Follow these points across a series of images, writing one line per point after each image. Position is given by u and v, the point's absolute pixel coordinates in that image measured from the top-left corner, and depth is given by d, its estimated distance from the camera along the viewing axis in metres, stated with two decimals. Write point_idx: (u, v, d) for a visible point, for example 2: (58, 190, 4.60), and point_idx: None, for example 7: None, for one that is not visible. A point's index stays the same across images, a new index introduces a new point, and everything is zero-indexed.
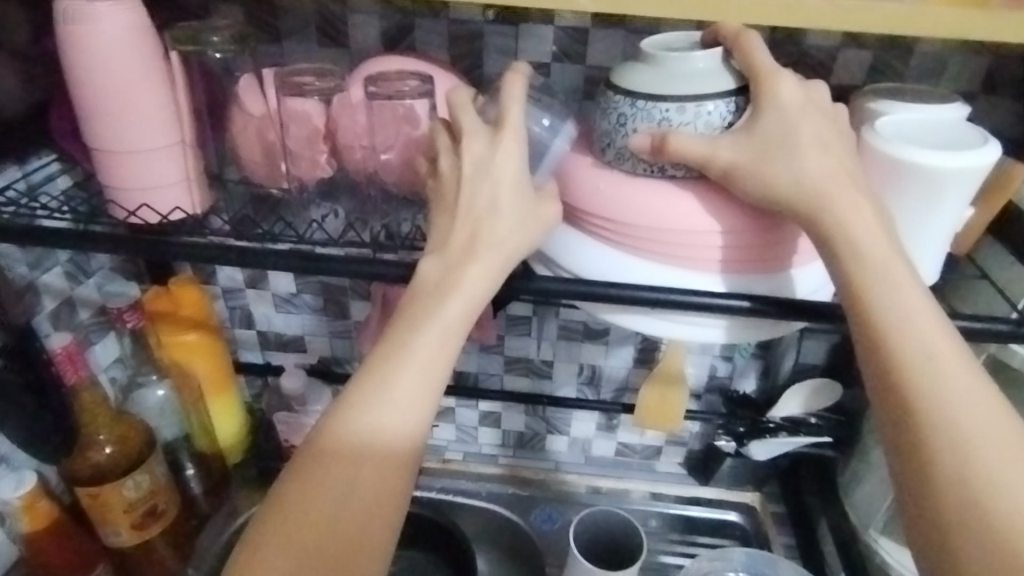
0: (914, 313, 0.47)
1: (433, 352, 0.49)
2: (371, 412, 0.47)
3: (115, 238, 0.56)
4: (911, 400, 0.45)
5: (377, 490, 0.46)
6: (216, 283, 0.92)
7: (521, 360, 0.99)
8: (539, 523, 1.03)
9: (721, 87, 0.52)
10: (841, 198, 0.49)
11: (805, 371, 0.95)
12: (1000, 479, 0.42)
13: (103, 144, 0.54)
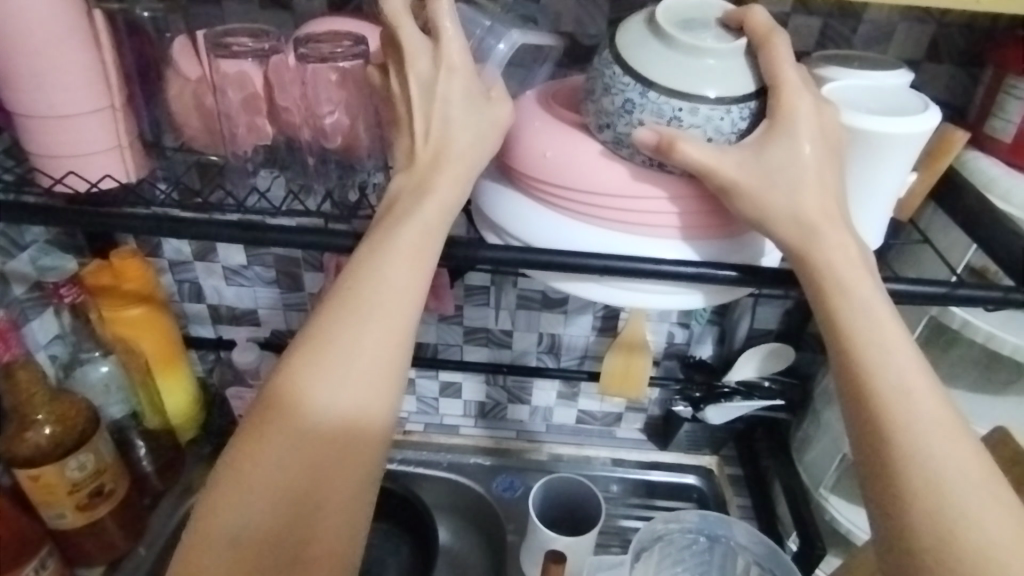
0: (882, 335, 0.48)
1: (403, 266, 0.48)
2: (339, 380, 0.46)
3: (44, 208, 0.53)
4: (867, 395, 0.46)
5: (348, 418, 0.46)
6: (161, 257, 0.89)
7: (480, 330, 0.98)
8: (500, 491, 1.03)
9: (738, 91, 0.49)
10: (830, 235, 0.49)
11: (760, 336, 0.95)
12: (946, 466, 0.44)
13: (24, 106, 0.51)
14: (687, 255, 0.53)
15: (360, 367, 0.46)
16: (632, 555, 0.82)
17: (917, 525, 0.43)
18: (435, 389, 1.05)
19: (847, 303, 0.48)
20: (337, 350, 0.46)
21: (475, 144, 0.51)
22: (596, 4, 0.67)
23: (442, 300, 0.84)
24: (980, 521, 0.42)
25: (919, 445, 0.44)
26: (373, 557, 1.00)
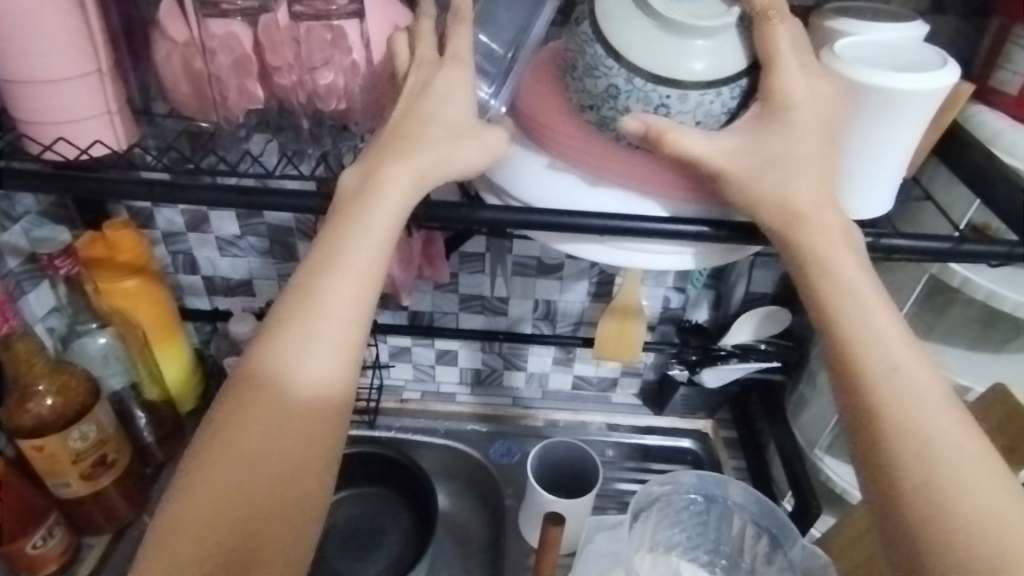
0: (863, 303, 0.48)
1: (363, 256, 0.48)
2: (308, 364, 0.47)
3: (29, 173, 0.52)
4: (864, 373, 0.47)
5: (303, 410, 0.46)
6: (154, 228, 0.89)
7: (475, 298, 0.98)
8: (497, 457, 1.03)
9: (728, 72, 0.50)
10: (818, 221, 0.49)
11: (756, 300, 0.96)
12: (934, 443, 0.44)
13: (9, 70, 0.50)
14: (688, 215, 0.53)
15: (335, 350, 0.47)
16: (630, 515, 0.82)
17: (913, 509, 0.43)
18: (432, 356, 1.05)
19: (828, 280, 0.49)
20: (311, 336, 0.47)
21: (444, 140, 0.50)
22: None
23: (437, 267, 0.83)
24: (986, 504, 0.42)
25: (914, 421, 0.45)
26: (372, 523, 1.01)
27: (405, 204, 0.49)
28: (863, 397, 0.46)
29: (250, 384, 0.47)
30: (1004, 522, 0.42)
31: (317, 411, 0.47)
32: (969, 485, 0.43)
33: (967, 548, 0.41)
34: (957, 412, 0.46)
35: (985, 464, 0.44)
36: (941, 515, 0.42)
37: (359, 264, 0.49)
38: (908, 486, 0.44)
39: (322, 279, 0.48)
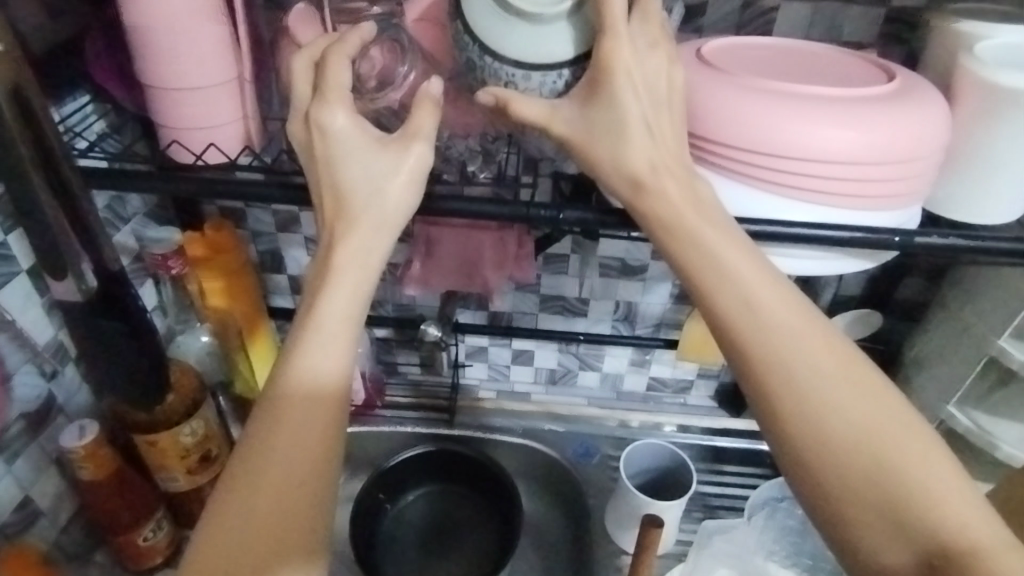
0: (717, 249, 0.47)
1: (350, 245, 0.51)
2: (312, 365, 0.48)
3: (175, 179, 0.55)
4: (747, 345, 0.46)
5: (300, 412, 0.47)
6: (246, 228, 0.89)
7: (556, 299, 0.98)
8: (577, 456, 1.03)
9: (560, 57, 0.50)
10: (656, 186, 0.49)
11: (841, 302, 0.92)
12: (827, 392, 0.45)
13: (161, 80, 0.53)
14: (820, 218, 0.51)
15: (330, 342, 0.49)
16: (744, 514, 0.86)
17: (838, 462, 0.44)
18: (508, 356, 1.05)
19: (685, 241, 0.48)
20: (307, 342, 0.49)
21: (373, 187, 0.51)
22: None
23: (524, 269, 0.81)
24: (869, 425, 0.44)
25: (790, 369, 0.45)
26: (447, 522, 1.00)
27: (385, 181, 0.51)
28: (744, 360, 0.46)
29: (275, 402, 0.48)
30: (888, 438, 0.44)
31: (314, 400, 0.48)
32: (848, 412, 0.45)
33: (856, 465, 0.44)
34: (821, 335, 0.47)
35: (857, 379, 0.46)
36: (855, 453, 0.44)
37: (345, 296, 0.50)
38: (797, 425, 0.45)
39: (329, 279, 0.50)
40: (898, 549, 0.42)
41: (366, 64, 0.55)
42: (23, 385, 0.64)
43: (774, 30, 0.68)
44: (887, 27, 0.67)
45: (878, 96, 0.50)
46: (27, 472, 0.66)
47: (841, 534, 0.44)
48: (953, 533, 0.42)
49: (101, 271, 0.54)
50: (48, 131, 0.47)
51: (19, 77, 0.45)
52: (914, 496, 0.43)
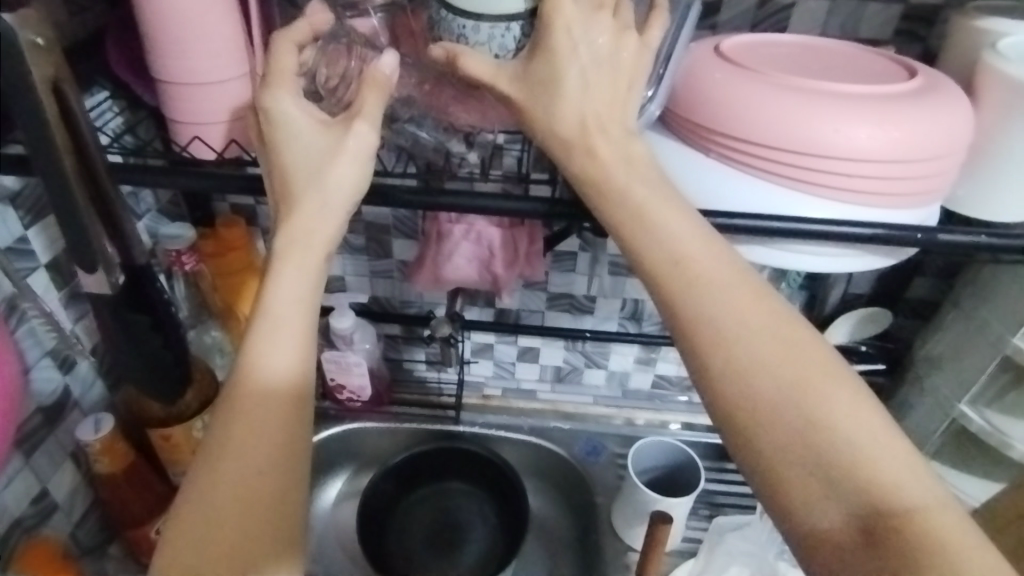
0: (656, 212, 0.46)
1: (312, 227, 0.49)
2: (266, 354, 0.46)
3: (193, 171, 0.54)
4: (678, 304, 0.44)
5: (255, 404, 0.44)
6: (259, 225, 0.87)
7: (564, 296, 0.98)
8: (584, 455, 1.03)
9: (506, 11, 0.49)
10: (593, 149, 0.49)
11: (851, 302, 0.90)
12: (758, 353, 0.42)
13: (174, 75, 0.53)
14: (842, 215, 0.51)
15: (285, 335, 0.46)
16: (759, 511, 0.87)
17: (769, 430, 0.40)
18: (514, 353, 1.04)
19: (621, 202, 0.47)
20: (255, 337, 0.46)
21: (314, 170, 0.49)
22: None
23: (534, 267, 0.81)
24: (798, 377, 0.41)
25: (719, 324, 0.43)
26: (454, 519, 1.00)
27: (329, 154, 0.49)
28: (676, 316, 0.44)
29: (233, 393, 0.45)
30: (821, 394, 0.41)
31: (270, 391, 0.45)
32: (776, 362, 0.42)
33: (788, 433, 0.40)
34: (755, 292, 0.44)
35: (789, 335, 0.43)
36: (785, 418, 0.40)
37: (293, 284, 0.48)
38: (728, 389, 0.42)
39: (282, 265, 0.48)
40: (833, 512, 0.39)
41: (330, 68, 0.55)
42: (40, 379, 0.64)
43: (789, 28, 0.69)
44: (902, 26, 0.68)
45: (899, 94, 0.51)
46: (45, 465, 0.66)
47: (778, 497, 0.40)
48: (885, 494, 0.38)
49: (128, 264, 0.55)
50: (80, 120, 0.47)
51: (55, 75, 0.45)
52: (850, 453, 0.39)
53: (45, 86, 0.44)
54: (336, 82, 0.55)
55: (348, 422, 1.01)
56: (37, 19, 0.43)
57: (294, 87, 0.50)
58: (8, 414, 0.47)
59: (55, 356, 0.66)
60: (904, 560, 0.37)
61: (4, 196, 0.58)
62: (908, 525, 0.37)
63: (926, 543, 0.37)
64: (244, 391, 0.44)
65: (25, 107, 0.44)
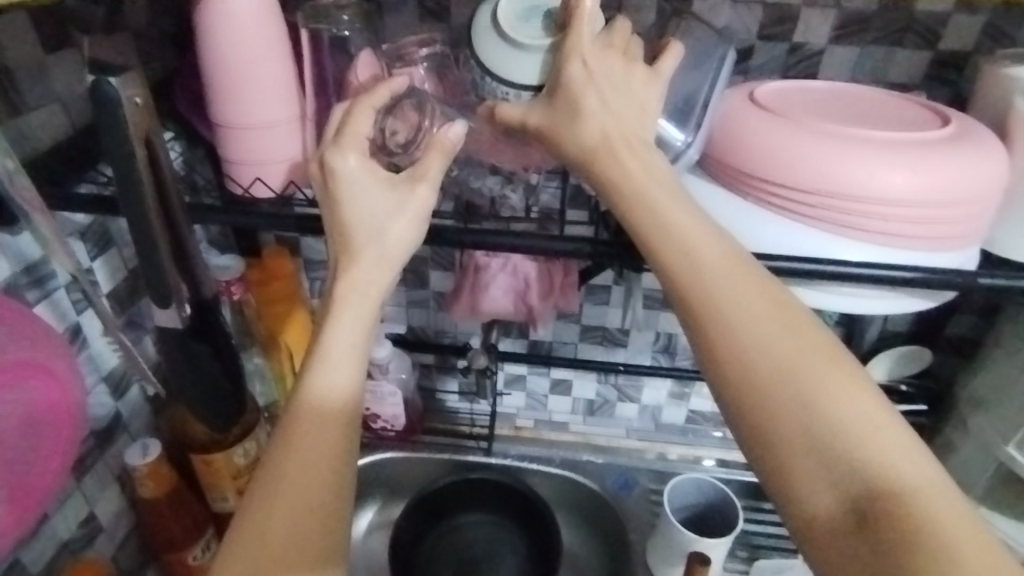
0: (668, 210, 0.47)
1: (372, 268, 0.50)
2: (322, 380, 0.47)
3: (247, 211, 0.57)
4: (685, 291, 0.45)
5: (313, 428, 0.46)
6: (303, 256, 0.90)
7: (597, 328, 0.98)
8: (616, 489, 1.03)
9: (519, 79, 0.53)
10: (622, 158, 0.49)
11: (888, 338, 0.89)
12: (757, 337, 0.43)
13: (230, 120, 0.56)
14: (880, 258, 0.51)
15: (340, 362, 0.48)
16: None
17: (765, 407, 0.42)
18: (546, 385, 1.05)
19: (637, 206, 0.48)
20: (314, 365, 0.48)
21: (375, 227, 0.51)
22: (748, 6, 0.66)
23: (568, 299, 0.82)
24: (795, 361, 0.42)
25: (722, 311, 0.44)
26: (490, 553, 0.98)
27: (388, 203, 0.51)
28: (684, 302, 0.45)
29: (291, 418, 0.46)
30: (819, 383, 0.42)
31: (326, 415, 0.47)
32: (774, 347, 0.43)
33: (783, 413, 0.41)
34: (758, 282, 0.45)
35: (789, 326, 0.44)
36: (779, 398, 0.42)
37: (351, 318, 0.49)
38: (729, 370, 0.43)
39: (343, 298, 0.49)
40: (830, 497, 0.40)
41: (398, 122, 0.56)
42: (96, 404, 0.67)
43: (819, 73, 0.69)
44: (933, 70, 0.68)
45: (934, 140, 0.51)
46: (93, 488, 0.68)
47: (776, 475, 0.42)
48: (872, 472, 0.40)
49: (196, 299, 0.59)
50: (166, 170, 0.51)
51: (149, 130, 0.48)
52: (847, 441, 0.40)
53: (140, 138, 0.47)
54: (404, 135, 0.56)
55: (381, 451, 1.02)
56: (134, 80, 0.46)
57: (361, 147, 0.52)
58: (67, 442, 0.49)
59: (110, 380, 0.68)
60: (899, 547, 0.38)
61: (74, 232, 0.61)
62: (893, 506, 0.39)
63: (910, 522, 0.38)
64: (302, 415, 0.46)
65: (115, 155, 0.47)
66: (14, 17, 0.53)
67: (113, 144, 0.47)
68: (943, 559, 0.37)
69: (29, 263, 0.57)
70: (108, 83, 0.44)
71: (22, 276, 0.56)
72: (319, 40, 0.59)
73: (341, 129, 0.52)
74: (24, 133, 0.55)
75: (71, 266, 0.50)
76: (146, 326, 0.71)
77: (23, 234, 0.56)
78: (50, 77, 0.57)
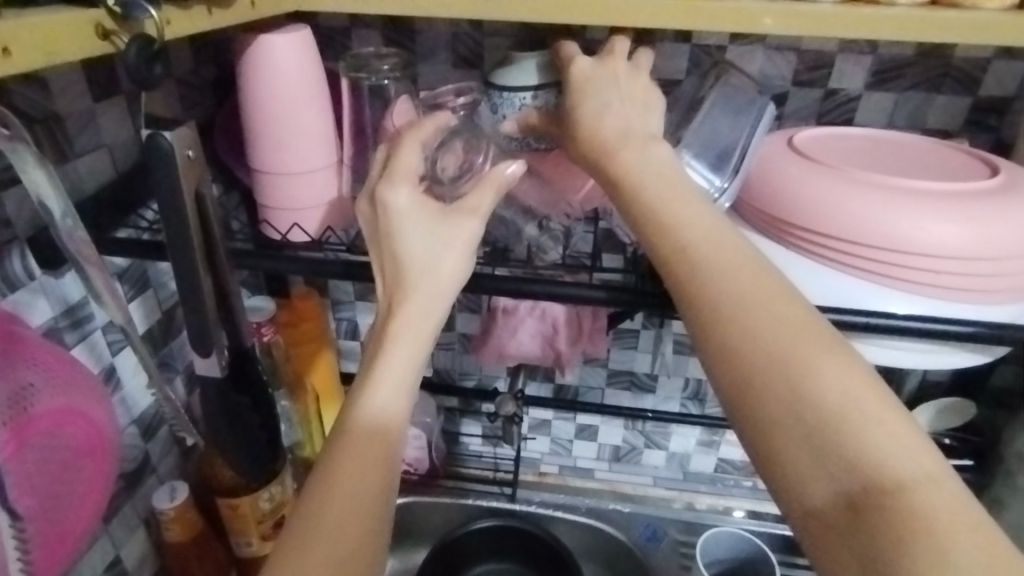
0: (667, 196, 0.46)
1: (429, 292, 0.50)
2: (371, 400, 0.47)
3: (285, 257, 0.57)
4: (677, 273, 0.43)
5: (361, 445, 0.45)
6: (330, 296, 0.90)
7: (625, 374, 0.97)
8: (644, 540, 1.00)
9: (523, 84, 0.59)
10: (630, 152, 0.48)
11: (929, 387, 0.87)
12: (746, 318, 0.40)
13: (270, 165, 0.56)
14: (931, 313, 0.50)
15: (391, 383, 0.47)
16: None
17: (753, 387, 0.38)
18: (572, 431, 1.04)
19: (635, 195, 0.46)
20: (365, 383, 0.47)
21: (430, 261, 0.51)
22: (782, 53, 0.66)
23: (597, 345, 0.80)
24: (788, 341, 0.38)
25: (714, 292, 0.41)
26: None
27: (447, 234, 0.51)
28: (677, 284, 0.43)
29: (340, 436, 0.46)
30: (811, 367, 0.37)
31: (375, 434, 0.46)
32: (763, 328, 0.39)
33: (771, 393, 0.37)
34: (754, 266, 0.42)
35: (783, 308, 0.40)
36: (766, 377, 0.38)
37: (403, 341, 0.49)
38: (719, 351, 0.40)
39: (397, 320, 0.49)
40: (821, 486, 0.35)
41: (448, 157, 0.57)
42: (128, 447, 0.67)
43: (855, 119, 0.69)
44: (971, 117, 0.68)
45: (980, 191, 0.50)
46: (120, 532, 0.67)
47: (768, 464, 0.37)
48: (869, 462, 0.34)
49: (234, 347, 0.59)
50: (213, 216, 0.51)
51: (199, 184, 0.49)
52: (839, 422, 0.35)
53: (191, 194, 0.48)
54: (453, 171, 0.57)
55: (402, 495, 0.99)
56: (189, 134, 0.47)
57: (412, 179, 0.52)
58: (100, 487, 0.49)
59: (140, 423, 0.68)
60: (892, 541, 0.32)
61: (113, 273, 0.61)
62: (888, 500, 0.33)
63: (907, 517, 0.32)
64: (352, 434, 0.45)
65: (163, 200, 0.48)
66: (65, 67, 0.54)
67: (163, 194, 0.47)
68: (939, 557, 0.31)
69: (69, 304, 0.57)
70: (163, 138, 0.45)
71: (61, 319, 0.56)
72: (359, 88, 0.60)
73: (388, 165, 0.53)
74: (70, 176, 0.56)
75: (122, 318, 0.50)
76: (179, 368, 0.71)
77: (66, 276, 0.56)
78: (97, 122, 0.58)
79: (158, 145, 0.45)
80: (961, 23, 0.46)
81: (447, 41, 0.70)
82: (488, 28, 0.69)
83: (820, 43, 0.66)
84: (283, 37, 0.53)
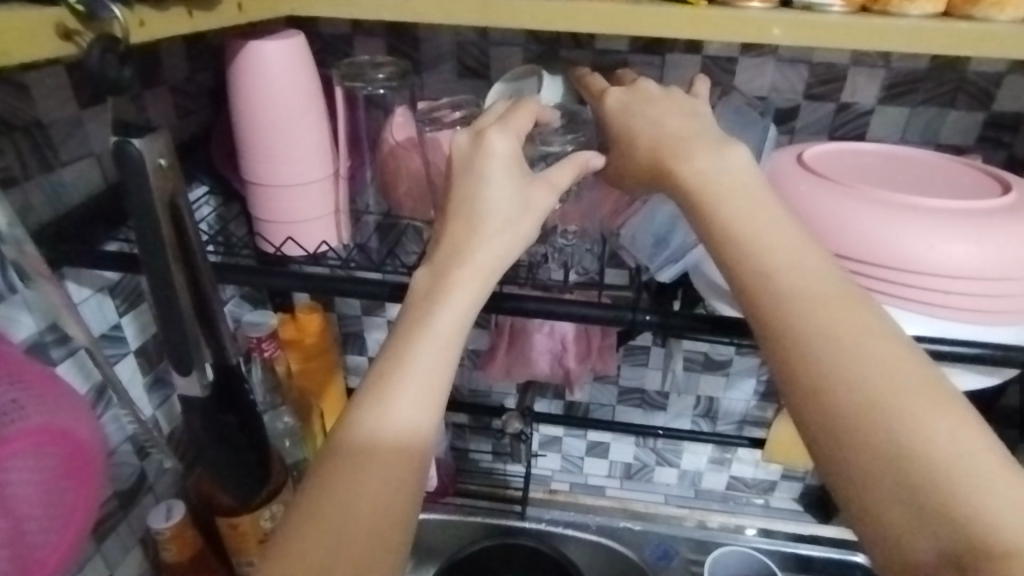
0: (751, 216, 0.43)
1: (488, 270, 0.48)
2: (390, 414, 0.41)
3: (283, 273, 0.57)
4: (760, 306, 0.39)
5: (374, 464, 0.39)
6: (335, 311, 0.89)
7: (636, 392, 0.95)
8: (654, 560, 0.94)
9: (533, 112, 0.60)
10: (697, 161, 0.46)
11: None
12: (841, 358, 0.36)
13: (262, 178, 0.56)
14: (938, 334, 0.48)
15: (413, 392, 0.42)
16: None
17: (849, 431, 0.34)
18: (582, 448, 1.02)
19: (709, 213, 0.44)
20: (393, 387, 0.42)
21: (510, 218, 0.49)
22: (792, 65, 0.65)
23: (606, 362, 0.79)
24: (889, 386, 0.35)
25: (802, 328, 0.38)
26: None
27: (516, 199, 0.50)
28: (760, 317, 0.39)
29: (346, 452, 0.40)
30: (917, 417, 0.33)
31: (390, 454, 0.40)
32: (863, 370, 0.35)
33: (870, 439, 0.33)
34: (848, 302, 0.39)
35: (883, 353, 0.36)
36: (864, 419, 0.34)
37: (433, 348, 0.44)
38: (808, 391, 0.36)
39: (438, 316, 0.45)
40: (921, 541, 0.31)
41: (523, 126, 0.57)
42: (122, 465, 0.66)
43: (867, 134, 0.68)
44: (986, 132, 0.66)
45: (990, 208, 0.49)
46: (115, 552, 0.66)
47: (861, 516, 0.33)
48: (986, 519, 0.30)
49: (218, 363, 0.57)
50: (190, 229, 0.51)
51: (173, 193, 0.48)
52: (949, 474, 0.31)
53: (166, 205, 0.47)
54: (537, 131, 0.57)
55: None
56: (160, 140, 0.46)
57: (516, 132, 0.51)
58: (82, 515, 0.47)
59: (134, 443, 0.67)
60: None
61: (103, 288, 0.61)
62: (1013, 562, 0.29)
63: None
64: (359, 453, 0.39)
65: (139, 214, 0.47)
66: (52, 80, 0.54)
67: (141, 204, 0.47)
68: None
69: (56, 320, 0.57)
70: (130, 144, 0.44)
71: (46, 335, 0.56)
72: (355, 98, 0.59)
73: (503, 116, 0.53)
74: (56, 188, 0.56)
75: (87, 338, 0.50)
76: (172, 385, 0.70)
77: None
78: (85, 134, 0.58)
79: (126, 151, 0.45)
80: (953, 33, 0.45)
81: (451, 51, 0.69)
82: (494, 38, 0.68)
83: (830, 55, 0.65)
84: (274, 44, 0.52)
